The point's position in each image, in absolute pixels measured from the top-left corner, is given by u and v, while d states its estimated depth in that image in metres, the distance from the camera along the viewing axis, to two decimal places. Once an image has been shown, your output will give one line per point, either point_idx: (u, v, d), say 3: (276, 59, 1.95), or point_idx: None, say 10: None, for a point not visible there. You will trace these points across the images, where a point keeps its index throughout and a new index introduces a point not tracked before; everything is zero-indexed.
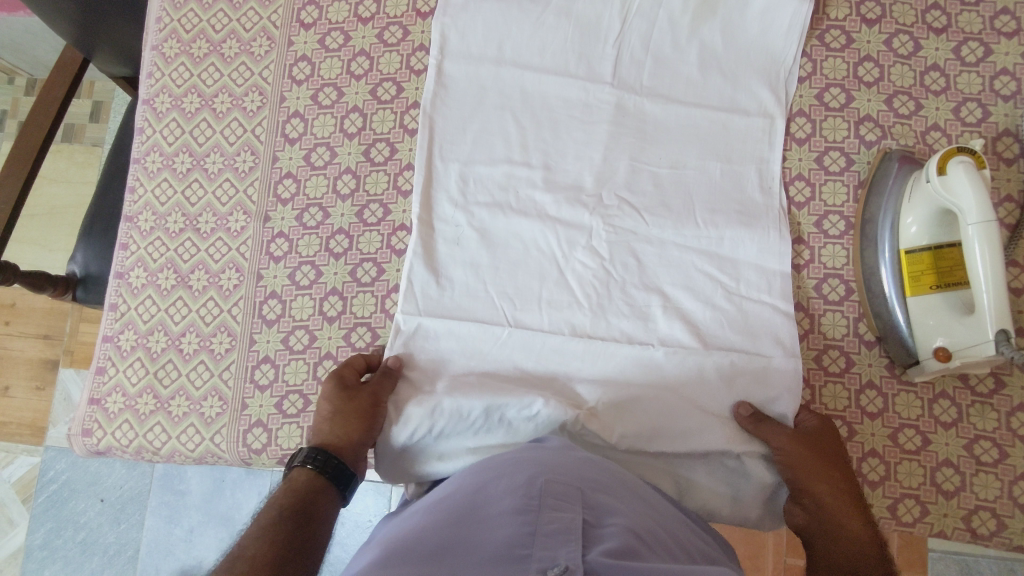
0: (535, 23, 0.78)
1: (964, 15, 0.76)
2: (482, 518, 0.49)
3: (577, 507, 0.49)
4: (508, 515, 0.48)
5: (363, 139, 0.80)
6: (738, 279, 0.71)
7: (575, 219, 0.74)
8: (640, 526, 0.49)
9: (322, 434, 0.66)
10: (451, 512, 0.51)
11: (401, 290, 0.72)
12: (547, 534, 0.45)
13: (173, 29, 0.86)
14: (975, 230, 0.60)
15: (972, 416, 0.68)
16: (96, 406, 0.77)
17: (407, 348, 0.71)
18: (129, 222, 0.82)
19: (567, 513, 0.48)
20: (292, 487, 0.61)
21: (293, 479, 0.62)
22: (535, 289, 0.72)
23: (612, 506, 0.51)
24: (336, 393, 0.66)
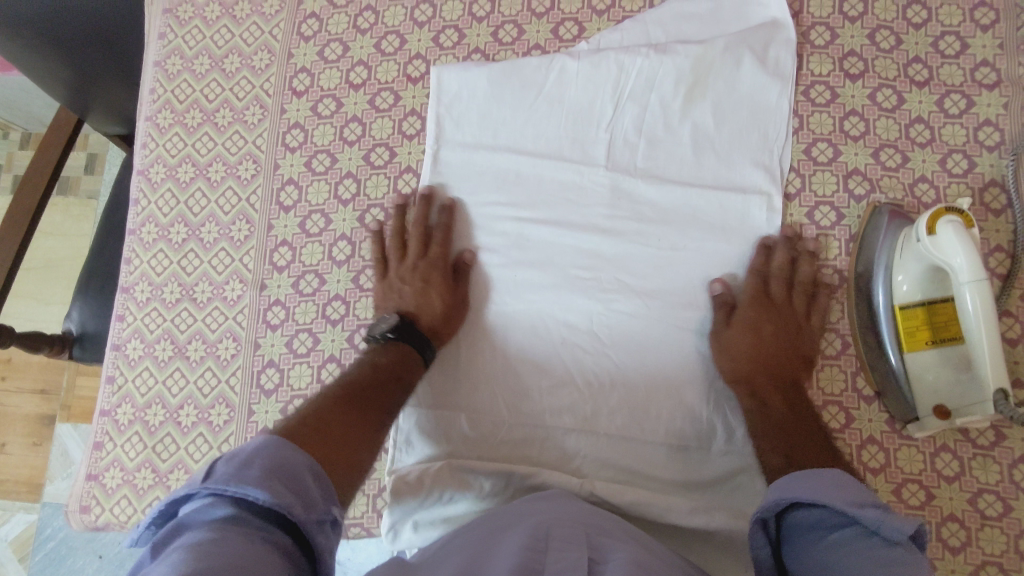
0: (527, 112, 0.79)
1: (945, 67, 0.77)
2: (491, 557, 0.49)
3: (581, 547, 0.49)
4: (516, 552, 0.48)
5: (358, 205, 0.80)
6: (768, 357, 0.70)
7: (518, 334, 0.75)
8: (642, 558, 0.49)
9: (403, 302, 0.74)
10: (461, 556, 0.52)
11: None
12: (555, 569, 0.45)
13: (168, 100, 0.87)
14: (968, 289, 0.61)
15: (975, 469, 0.68)
16: (94, 481, 0.77)
17: (410, 441, 0.73)
18: (125, 293, 0.82)
19: (571, 552, 0.48)
20: (404, 356, 0.69)
21: (385, 350, 0.69)
22: (490, 341, 0.75)
23: (618, 547, 0.50)
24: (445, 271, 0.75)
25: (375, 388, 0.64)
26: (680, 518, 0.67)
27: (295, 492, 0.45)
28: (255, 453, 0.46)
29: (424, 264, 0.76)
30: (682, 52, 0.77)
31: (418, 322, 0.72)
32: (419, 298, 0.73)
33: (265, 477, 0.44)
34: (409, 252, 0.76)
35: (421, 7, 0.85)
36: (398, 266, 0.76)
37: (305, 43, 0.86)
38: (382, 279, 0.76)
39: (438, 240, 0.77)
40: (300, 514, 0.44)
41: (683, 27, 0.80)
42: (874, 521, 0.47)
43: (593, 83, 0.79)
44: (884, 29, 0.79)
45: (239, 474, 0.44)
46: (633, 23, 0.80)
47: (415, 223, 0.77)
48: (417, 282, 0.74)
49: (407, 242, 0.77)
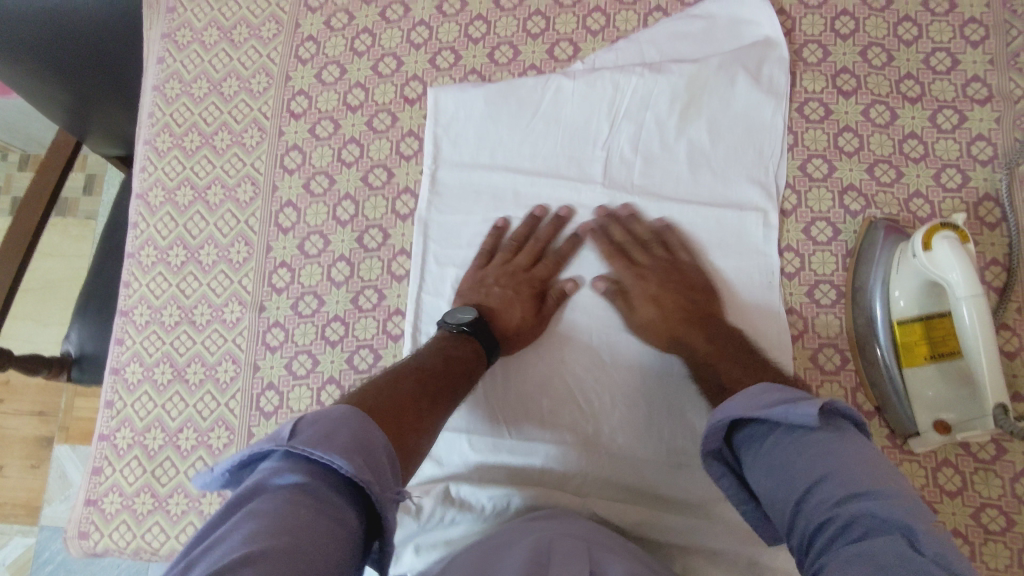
0: (524, 131, 0.80)
1: (937, 83, 0.78)
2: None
3: (583, 562, 0.49)
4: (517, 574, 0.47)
5: (356, 226, 0.80)
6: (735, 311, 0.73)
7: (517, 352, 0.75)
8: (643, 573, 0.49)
9: (489, 300, 0.73)
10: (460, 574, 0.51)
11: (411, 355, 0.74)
12: None
13: (166, 124, 0.88)
14: (966, 305, 0.61)
15: (977, 483, 0.68)
16: (93, 507, 0.76)
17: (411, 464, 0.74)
18: (124, 316, 0.82)
19: (574, 567, 0.48)
20: (476, 354, 0.68)
21: (464, 344, 0.68)
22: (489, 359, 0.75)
23: (618, 559, 0.51)
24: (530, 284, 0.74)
25: (444, 381, 0.61)
26: (677, 537, 0.67)
27: (375, 469, 0.44)
28: (337, 422, 0.45)
29: (523, 277, 0.75)
30: (676, 71, 0.78)
31: (493, 323, 0.71)
32: (506, 304, 0.72)
33: (349, 446, 0.43)
34: (515, 260, 0.76)
35: (417, 29, 0.86)
36: (497, 267, 0.75)
37: (303, 66, 0.87)
38: (473, 273, 0.75)
39: (545, 264, 0.76)
40: (376, 492, 0.43)
41: (677, 45, 0.81)
42: (794, 413, 0.48)
43: (589, 103, 0.79)
44: (875, 46, 0.79)
45: (326, 441, 0.43)
46: (627, 43, 0.81)
47: (538, 236, 0.77)
48: (507, 288, 0.73)
49: (514, 249, 0.76)
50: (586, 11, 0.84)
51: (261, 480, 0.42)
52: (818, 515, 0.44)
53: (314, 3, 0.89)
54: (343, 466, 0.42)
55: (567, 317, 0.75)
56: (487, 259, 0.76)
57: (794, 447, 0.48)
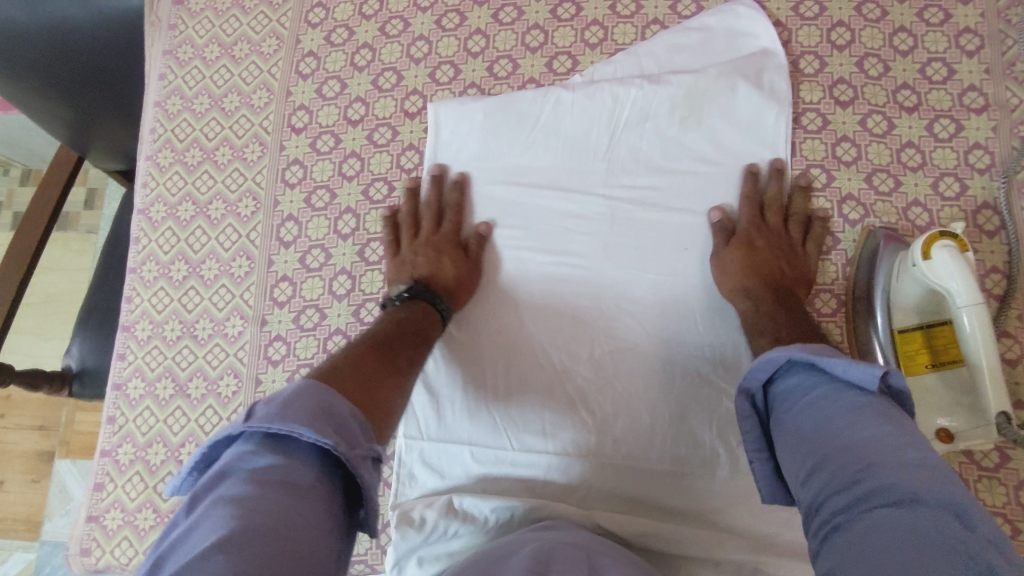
0: (524, 143, 0.80)
1: (934, 93, 0.78)
2: None
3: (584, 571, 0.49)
4: None
5: (357, 239, 0.81)
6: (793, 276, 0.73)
7: (519, 363, 0.75)
8: None
9: (416, 271, 0.76)
10: None
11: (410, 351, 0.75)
12: None
13: (168, 139, 0.88)
14: (966, 313, 0.61)
15: (981, 492, 0.67)
16: (95, 523, 0.76)
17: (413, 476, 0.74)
18: (126, 331, 0.82)
19: None
20: (425, 311, 0.70)
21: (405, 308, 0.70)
22: (492, 370, 0.75)
23: (618, 568, 0.51)
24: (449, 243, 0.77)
25: (398, 340, 0.64)
26: (684, 549, 0.66)
27: (340, 431, 0.45)
28: (294, 396, 0.46)
29: (436, 238, 0.78)
30: (675, 83, 0.78)
31: (434, 284, 0.74)
32: (433, 267, 0.75)
33: (310, 417, 0.44)
34: (422, 228, 0.79)
35: (417, 44, 0.87)
36: (410, 243, 0.78)
37: (303, 81, 0.87)
38: (392, 259, 0.78)
39: (449, 219, 0.79)
40: (344, 452, 0.44)
41: (675, 57, 0.81)
42: (854, 372, 0.50)
43: (588, 115, 0.80)
44: (872, 57, 0.80)
45: (281, 415, 0.44)
46: (625, 55, 0.82)
47: (428, 201, 0.80)
48: (428, 253, 0.76)
49: (415, 221, 0.79)
50: (584, 24, 0.85)
51: (227, 465, 0.43)
52: (843, 469, 0.46)
53: (314, 19, 0.89)
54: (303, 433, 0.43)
55: (501, 265, 0.78)
56: (398, 242, 0.79)
57: (842, 407, 0.50)
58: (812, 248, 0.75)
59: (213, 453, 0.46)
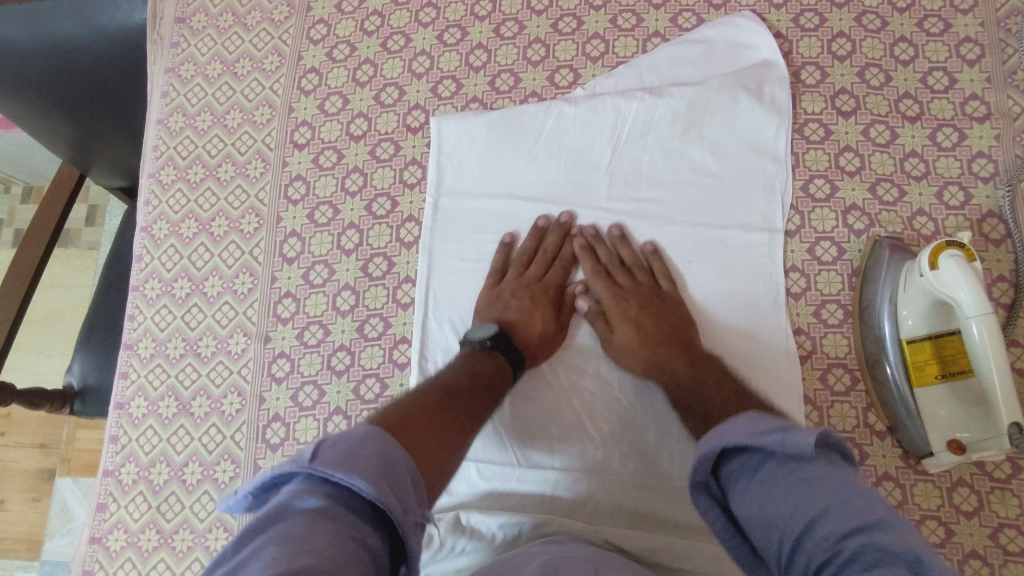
0: (526, 157, 0.80)
1: (935, 102, 0.78)
2: None
3: None
4: None
5: (361, 255, 0.80)
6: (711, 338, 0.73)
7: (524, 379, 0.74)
8: None
9: (508, 313, 0.73)
10: None
11: (414, 364, 0.74)
12: None
13: (170, 156, 0.88)
14: (976, 323, 0.61)
15: (993, 503, 0.67)
16: (97, 545, 0.75)
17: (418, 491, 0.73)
18: (129, 349, 0.82)
19: None
20: (502, 368, 0.66)
21: (486, 357, 0.67)
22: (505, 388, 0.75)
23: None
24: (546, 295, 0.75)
25: (467, 392, 0.61)
26: (694, 562, 0.65)
27: (398, 493, 0.42)
28: (358, 444, 0.44)
29: (537, 286, 0.75)
30: (676, 95, 0.78)
31: (516, 336, 0.71)
32: (527, 317, 0.72)
33: (372, 473, 0.42)
34: (528, 271, 0.76)
35: (419, 59, 0.87)
36: (511, 280, 0.75)
37: (306, 97, 0.87)
38: (488, 288, 0.76)
39: (557, 270, 0.77)
40: (398, 516, 0.41)
41: (677, 70, 0.81)
42: (789, 440, 0.45)
43: (590, 128, 0.80)
44: (873, 67, 0.80)
45: (346, 463, 0.42)
46: (626, 68, 0.82)
47: (545, 246, 0.77)
48: (526, 300, 0.74)
49: (525, 261, 0.77)
50: (585, 38, 0.85)
51: (282, 503, 0.41)
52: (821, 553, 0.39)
53: (316, 35, 0.90)
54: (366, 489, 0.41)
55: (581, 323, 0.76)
56: (499, 276, 0.76)
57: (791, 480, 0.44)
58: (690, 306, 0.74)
59: (264, 488, 0.43)
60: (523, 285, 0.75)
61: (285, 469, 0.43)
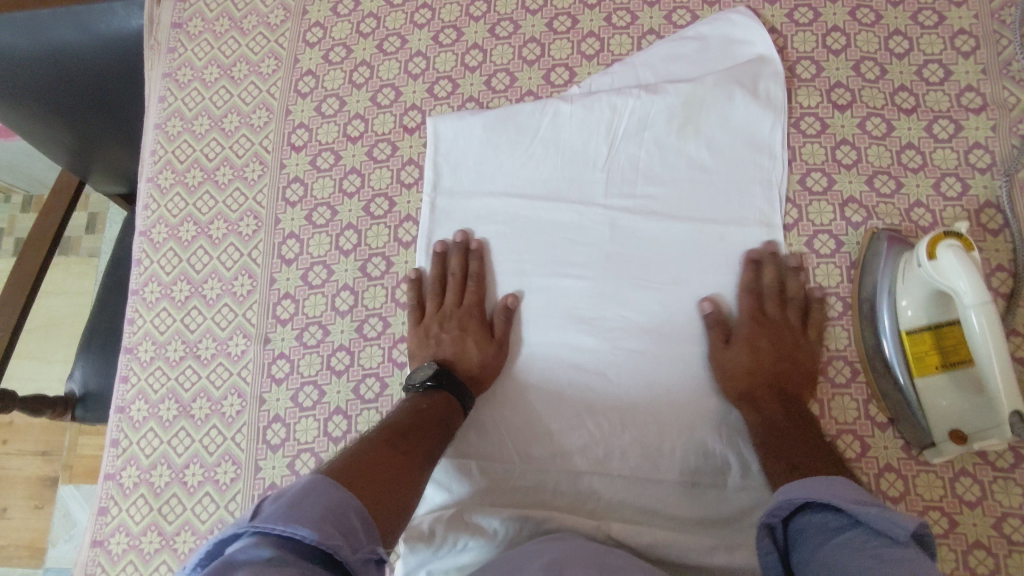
0: (524, 155, 0.80)
1: (931, 94, 0.78)
2: None
3: None
4: None
5: (359, 255, 0.81)
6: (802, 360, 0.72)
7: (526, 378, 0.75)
8: None
9: (439, 351, 0.74)
10: None
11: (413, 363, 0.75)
12: None
13: (168, 160, 0.89)
14: (974, 312, 0.60)
15: (996, 493, 0.66)
16: (99, 548, 0.75)
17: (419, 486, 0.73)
18: (129, 353, 0.82)
19: None
20: (447, 402, 0.68)
21: (427, 398, 0.68)
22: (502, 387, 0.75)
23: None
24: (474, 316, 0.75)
25: (416, 432, 0.62)
26: (699, 557, 0.65)
27: (345, 534, 0.45)
28: (302, 495, 0.46)
29: (458, 312, 0.76)
30: (672, 92, 0.79)
31: (456, 370, 0.72)
32: (457, 347, 0.73)
33: (318, 518, 0.45)
34: (445, 301, 0.77)
35: (415, 60, 0.87)
36: (432, 315, 0.76)
37: (303, 100, 0.88)
38: (413, 330, 0.76)
39: (471, 291, 0.77)
40: (346, 555, 0.44)
41: (671, 66, 0.81)
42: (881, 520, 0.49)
43: (587, 126, 0.80)
44: (868, 60, 0.80)
45: (289, 513, 0.44)
46: (621, 66, 0.82)
47: (452, 271, 0.78)
48: (453, 330, 0.74)
49: (439, 291, 0.77)
50: (580, 36, 0.85)
51: (227, 558, 0.42)
52: None
53: (312, 38, 0.90)
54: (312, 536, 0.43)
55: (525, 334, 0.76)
56: (420, 311, 0.77)
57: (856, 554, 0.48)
58: (812, 333, 0.72)
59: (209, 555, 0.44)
60: (445, 317, 0.76)
61: (228, 531, 0.44)
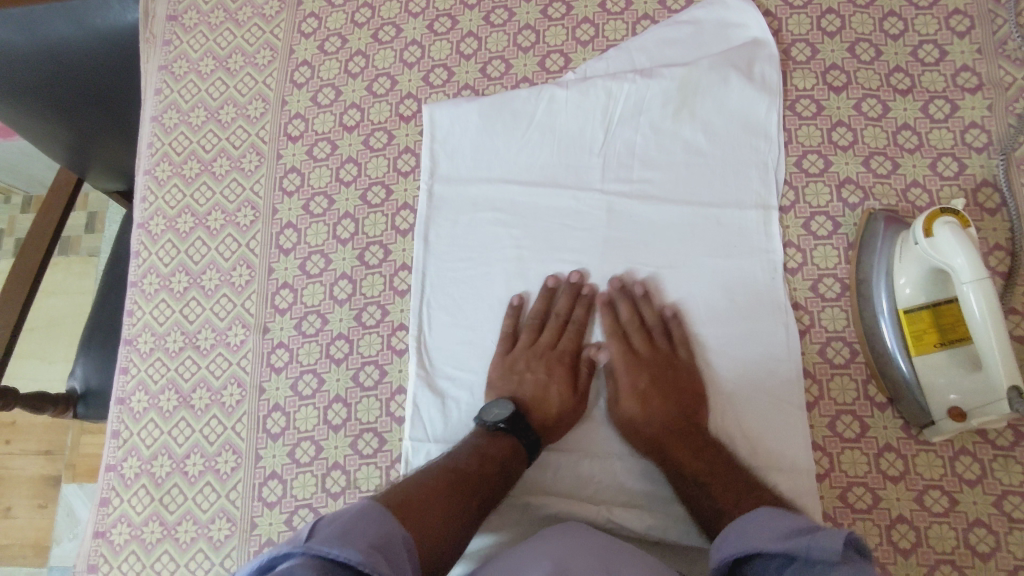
0: (520, 142, 0.81)
1: (926, 75, 0.78)
2: None
3: None
4: None
5: (357, 244, 0.81)
6: (740, 374, 0.71)
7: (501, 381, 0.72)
8: None
9: (524, 386, 0.71)
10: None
11: (412, 350, 0.75)
12: None
13: (165, 153, 0.89)
14: (971, 289, 0.60)
15: (996, 471, 0.66)
16: (101, 539, 0.75)
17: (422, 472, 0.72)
18: (129, 345, 0.82)
19: None
20: (514, 451, 0.66)
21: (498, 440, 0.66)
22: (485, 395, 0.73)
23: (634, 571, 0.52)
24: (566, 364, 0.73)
25: (476, 479, 0.61)
26: (698, 541, 0.66)
27: (390, 562, 0.49)
28: (352, 522, 0.50)
29: (552, 354, 0.73)
30: (667, 76, 0.79)
31: (533, 413, 0.69)
32: (542, 392, 0.70)
33: (367, 545, 0.48)
34: (541, 338, 0.74)
35: (410, 48, 0.87)
36: (523, 349, 0.74)
37: (298, 90, 0.88)
38: (500, 357, 0.73)
39: (569, 336, 0.74)
40: None
41: (667, 50, 0.81)
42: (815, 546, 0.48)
43: (582, 111, 0.80)
44: (863, 42, 0.80)
45: (342, 538, 0.48)
46: (616, 51, 0.82)
47: (557, 310, 0.75)
48: (542, 371, 0.72)
49: (537, 328, 0.75)
50: (575, 23, 0.85)
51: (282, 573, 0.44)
52: None
53: (307, 29, 0.90)
54: (362, 561, 0.46)
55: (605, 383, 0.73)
56: (509, 341, 0.74)
57: None
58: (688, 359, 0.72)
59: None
60: (536, 357, 0.73)
61: (282, 551, 0.47)
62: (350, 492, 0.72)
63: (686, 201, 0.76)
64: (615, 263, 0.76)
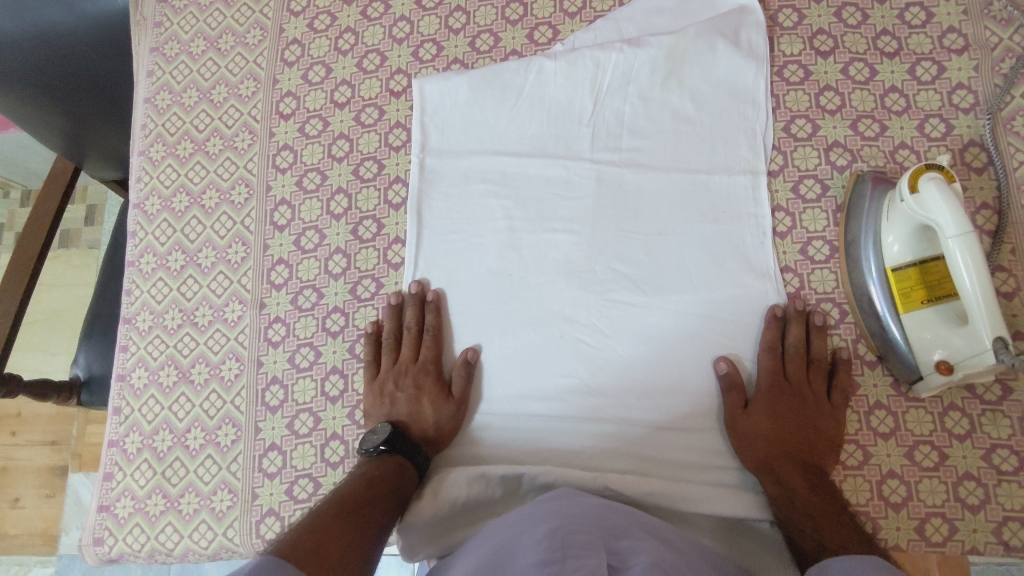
0: (510, 114, 0.81)
1: (913, 38, 0.79)
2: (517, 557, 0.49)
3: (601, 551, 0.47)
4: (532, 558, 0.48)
5: (350, 218, 0.81)
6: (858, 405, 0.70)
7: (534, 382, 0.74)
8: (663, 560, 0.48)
9: (395, 409, 0.72)
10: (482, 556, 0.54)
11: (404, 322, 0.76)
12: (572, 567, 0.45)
13: (159, 134, 0.90)
14: (956, 244, 0.60)
15: (985, 425, 0.67)
16: (107, 512, 0.77)
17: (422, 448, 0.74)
18: (128, 324, 0.83)
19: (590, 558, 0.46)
20: (400, 467, 0.67)
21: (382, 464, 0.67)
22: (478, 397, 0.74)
23: (635, 549, 0.49)
24: (428, 374, 0.74)
25: (366, 503, 0.61)
26: (700, 507, 0.67)
27: None
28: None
29: (415, 368, 0.74)
30: (655, 44, 0.79)
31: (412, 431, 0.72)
32: (413, 409, 0.72)
33: None
34: (401, 355, 0.75)
35: (399, 24, 0.88)
36: (388, 370, 0.75)
37: (289, 68, 0.88)
38: (368, 385, 0.74)
39: (427, 346, 0.75)
40: None
41: (654, 20, 0.82)
42: None
43: (571, 81, 0.80)
44: (850, 6, 0.80)
45: None
46: (604, 21, 0.83)
47: (407, 324, 0.76)
48: (409, 389, 0.73)
49: (394, 346, 0.76)
50: None
51: None
52: None
53: (296, 7, 0.90)
54: None
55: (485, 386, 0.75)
56: (375, 366, 0.75)
57: None
58: (840, 402, 0.69)
59: None
60: (398, 375, 0.74)
61: None
62: (349, 461, 0.73)
63: (674, 167, 0.77)
64: (606, 230, 0.76)
